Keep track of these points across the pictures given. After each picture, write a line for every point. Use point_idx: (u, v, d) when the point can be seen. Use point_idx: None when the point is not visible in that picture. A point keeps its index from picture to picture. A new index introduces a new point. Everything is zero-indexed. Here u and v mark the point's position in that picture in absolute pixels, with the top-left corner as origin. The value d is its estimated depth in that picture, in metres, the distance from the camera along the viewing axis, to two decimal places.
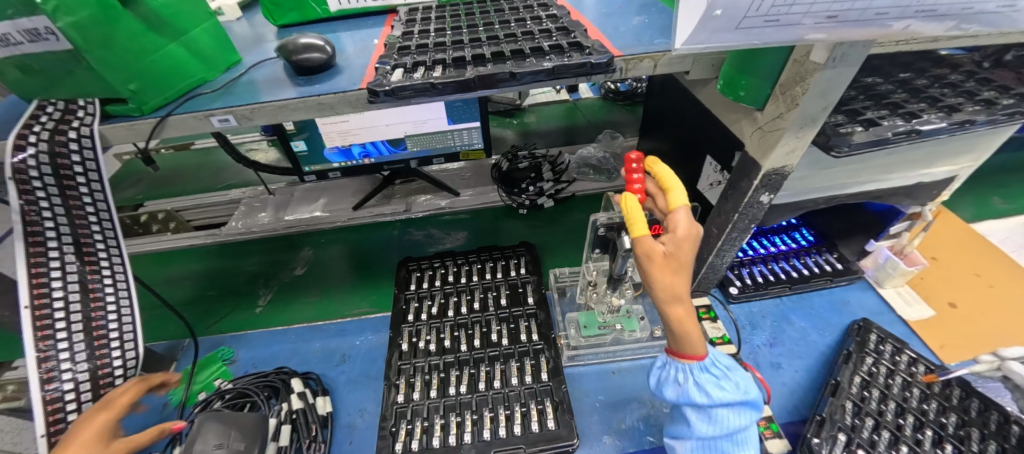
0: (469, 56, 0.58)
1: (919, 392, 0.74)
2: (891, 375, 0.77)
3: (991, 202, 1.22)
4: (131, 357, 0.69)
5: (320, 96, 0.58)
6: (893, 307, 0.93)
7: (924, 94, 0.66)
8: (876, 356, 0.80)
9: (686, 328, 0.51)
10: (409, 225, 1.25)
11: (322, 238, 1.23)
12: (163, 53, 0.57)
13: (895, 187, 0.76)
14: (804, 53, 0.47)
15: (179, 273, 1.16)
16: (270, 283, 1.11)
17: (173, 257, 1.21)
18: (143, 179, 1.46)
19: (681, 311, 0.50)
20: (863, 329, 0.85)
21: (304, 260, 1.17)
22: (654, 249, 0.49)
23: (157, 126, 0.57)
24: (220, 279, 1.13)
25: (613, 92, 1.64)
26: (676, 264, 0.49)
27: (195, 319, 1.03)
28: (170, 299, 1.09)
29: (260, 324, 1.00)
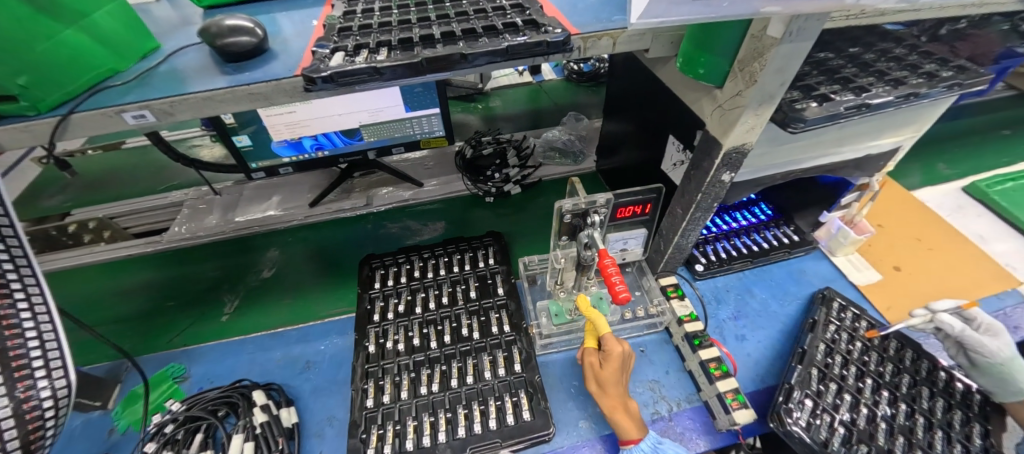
0: (417, 38, 0.53)
1: (878, 357, 0.79)
2: (851, 340, 0.81)
3: (936, 168, 1.30)
4: (61, 386, 0.62)
5: (251, 86, 0.53)
6: (845, 273, 0.97)
7: (873, 68, 0.67)
8: (838, 324, 0.84)
9: (618, 417, 0.66)
10: (384, 218, 1.20)
11: (292, 236, 1.16)
12: (59, 41, 0.49)
13: (845, 159, 0.78)
14: (761, 27, 0.46)
15: (132, 283, 1.06)
16: (236, 287, 1.04)
17: (123, 266, 1.10)
18: (71, 184, 1.31)
19: (609, 401, 0.67)
20: (827, 298, 0.88)
21: (271, 261, 1.10)
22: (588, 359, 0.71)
23: (58, 127, 0.50)
24: (180, 288, 1.04)
25: (575, 73, 1.62)
26: (601, 371, 0.68)
27: (154, 334, 0.95)
28: (120, 313, 1.00)
29: (230, 332, 0.94)
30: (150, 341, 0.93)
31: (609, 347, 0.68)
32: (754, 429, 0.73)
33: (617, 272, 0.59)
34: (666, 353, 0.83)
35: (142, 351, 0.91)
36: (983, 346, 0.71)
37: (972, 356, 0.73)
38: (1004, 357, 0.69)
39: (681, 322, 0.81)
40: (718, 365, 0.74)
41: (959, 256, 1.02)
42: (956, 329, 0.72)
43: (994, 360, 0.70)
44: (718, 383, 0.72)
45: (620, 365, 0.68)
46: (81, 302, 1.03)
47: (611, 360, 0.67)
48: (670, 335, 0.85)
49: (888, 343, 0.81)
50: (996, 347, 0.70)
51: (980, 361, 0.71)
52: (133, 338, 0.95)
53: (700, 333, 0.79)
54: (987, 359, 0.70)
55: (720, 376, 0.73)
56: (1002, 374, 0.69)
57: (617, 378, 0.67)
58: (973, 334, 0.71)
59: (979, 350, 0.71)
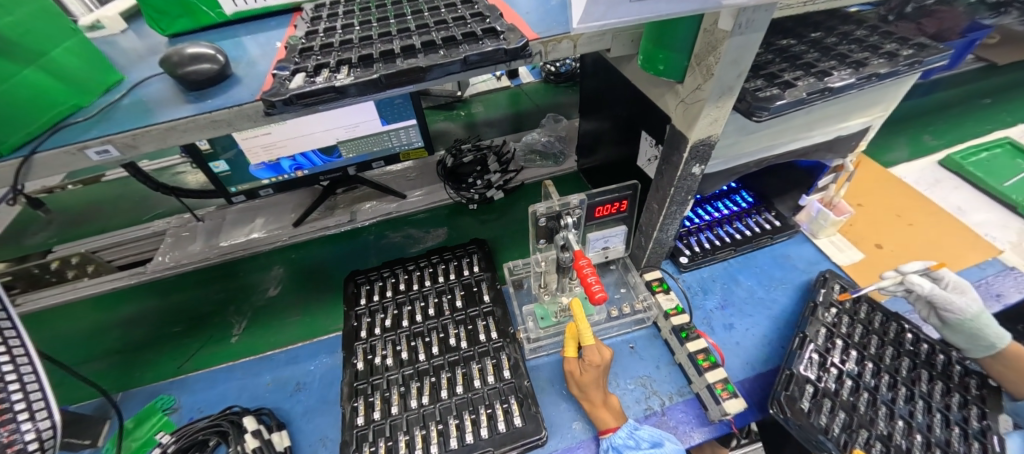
0: (377, 53, 0.53)
1: (877, 340, 0.80)
2: (852, 324, 0.82)
3: (922, 139, 1.32)
4: (47, 428, 0.60)
5: (214, 112, 0.53)
6: (828, 255, 0.98)
7: (834, 52, 0.68)
8: (837, 308, 0.84)
9: (599, 412, 0.68)
10: (386, 228, 1.20)
11: (294, 254, 1.16)
12: (15, 82, 0.49)
13: (816, 143, 0.79)
14: (713, 21, 0.46)
15: (134, 313, 1.05)
16: (242, 309, 1.03)
17: (119, 299, 1.09)
18: (54, 220, 1.30)
19: (592, 401, 0.69)
20: (823, 280, 0.89)
21: (276, 279, 1.09)
22: (571, 368, 0.70)
23: (22, 166, 0.50)
24: (184, 314, 1.03)
25: (553, 74, 1.63)
26: (584, 379, 0.69)
27: (160, 362, 0.94)
28: (117, 345, 0.99)
29: (238, 354, 0.93)
30: (156, 368, 0.92)
31: (591, 357, 0.68)
32: (747, 417, 0.73)
33: (593, 272, 0.60)
34: (656, 348, 0.83)
35: (152, 379, 0.90)
36: (950, 303, 0.72)
37: (943, 315, 0.74)
38: (972, 312, 0.71)
39: (668, 316, 0.81)
40: (706, 357, 0.74)
41: (940, 230, 1.03)
42: (926, 289, 0.73)
43: (964, 316, 0.72)
44: (708, 375, 0.72)
45: (602, 370, 0.68)
46: (77, 337, 1.02)
47: (594, 367, 0.68)
48: (659, 330, 0.85)
49: (886, 325, 0.82)
50: (963, 303, 0.72)
51: (950, 319, 0.73)
52: (144, 368, 0.93)
53: (687, 326, 0.79)
54: (956, 316, 0.72)
55: (709, 367, 0.73)
56: (972, 329, 0.71)
57: (598, 381, 0.69)
58: (941, 292, 0.72)
59: (949, 309, 0.73)
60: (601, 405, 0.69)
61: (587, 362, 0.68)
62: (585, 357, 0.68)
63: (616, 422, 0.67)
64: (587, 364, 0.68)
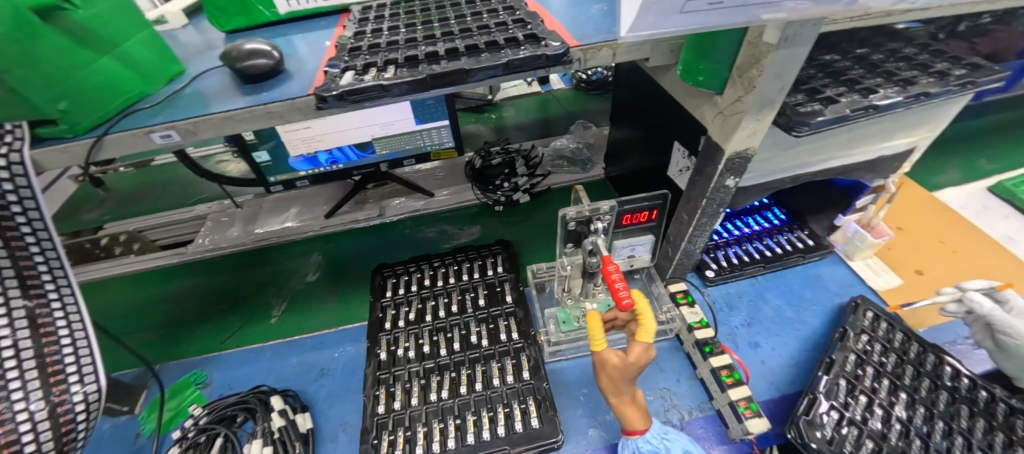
0: (422, 55, 0.56)
1: (912, 371, 0.76)
2: (885, 352, 0.79)
3: (976, 163, 1.26)
4: (93, 390, 0.65)
5: (268, 105, 0.56)
6: (863, 278, 0.95)
7: (881, 69, 0.66)
8: (870, 335, 0.82)
9: (627, 411, 0.62)
10: (421, 223, 1.23)
11: (336, 242, 1.20)
12: (92, 69, 0.53)
13: (857, 161, 0.76)
14: (757, 34, 0.46)
15: (179, 291, 1.11)
16: (282, 292, 1.07)
17: (166, 275, 1.15)
18: (107, 199, 1.38)
19: (622, 401, 0.62)
20: (857, 305, 0.86)
21: (314, 265, 1.14)
22: (606, 361, 0.58)
23: (92, 148, 0.54)
24: (228, 292, 1.09)
25: (584, 82, 1.63)
26: (621, 377, 0.58)
27: (206, 337, 0.98)
28: (165, 318, 1.04)
29: (278, 335, 0.97)
30: (202, 343, 0.97)
31: (638, 356, 0.56)
32: (769, 440, 0.72)
33: (623, 282, 0.58)
34: (677, 360, 0.82)
35: (197, 352, 0.95)
36: (1013, 327, 0.69)
37: (1000, 340, 0.71)
38: None
39: (691, 329, 0.80)
40: (729, 373, 0.73)
41: (987, 260, 0.98)
42: (986, 308, 0.71)
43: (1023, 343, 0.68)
44: (729, 391, 0.70)
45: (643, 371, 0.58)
46: (127, 308, 1.08)
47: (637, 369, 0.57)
48: (681, 343, 0.85)
49: (923, 356, 0.78)
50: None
51: (1008, 345, 0.70)
52: (189, 341, 0.98)
53: (711, 340, 0.78)
54: (1014, 341, 0.69)
55: (731, 384, 0.71)
56: None
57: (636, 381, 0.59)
58: (1003, 314, 0.69)
59: (1009, 333, 0.69)
60: (631, 405, 0.63)
61: (632, 363, 0.57)
62: (631, 357, 0.56)
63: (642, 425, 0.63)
64: (630, 363, 0.57)
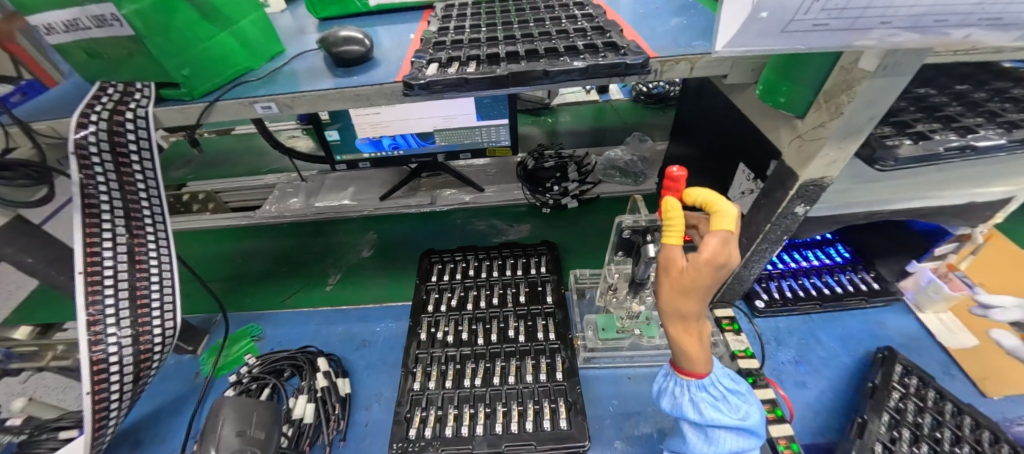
0: (502, 54, 0.58)
1: (951, 435, 0.67)
2: (920, 412, 0.70)
3: None
4: (170, 326, 0.73)
5: (358, 88, 0.60)
6: (932, 332, 0.87)
7: (983, 108, 0.62)
8: (902, 391, 0.73)
9: (687, 345, 0.48)
10: (473, 215, 1.26)
11: (392, 224, 1.26)
12: (214, 42, 0.60)
13: (944, 205, 0.71)
14: (853, 59, 0.45)
15: (255, 248, 1.21)
16: (339, 263, 1.14)
17: (242, 233, 1.26)
18: (193, 160, 1.53)
19: (683, 328, 0.48)
20: (887, 358, 0.79)
21: (370, 242, 1.20)
22: (671, 260, 0.45)
23: (205, 111, 0.61)
24: (292, 257, 1.17)
25: (644, 94, 1.61)
26: (687, 288, 0.44)
27: (269, 295, 1.07)
28: (238, 272, 1.14)
29: (329, 303, 1.03)
30: (265, 300, 1.06)
31: (715, 251, 0.42)
32: None
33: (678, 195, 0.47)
34: None
35: (260, 307, 1.03)
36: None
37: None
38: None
39: (735, 356, 0.77)
40: (772, 408, 0.70)
41: None
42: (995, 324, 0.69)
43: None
44: (771, 426, 0.68)
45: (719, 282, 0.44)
46: (206, 259, 1.18)
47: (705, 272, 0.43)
48: None
49: (960, 419, 0.69)
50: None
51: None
52: (252, 298, 1.06)
53: (755, 371, 0.75)
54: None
55: (774, 419, 0.69)
56: None
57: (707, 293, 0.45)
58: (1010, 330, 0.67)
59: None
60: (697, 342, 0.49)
61: (704, 263, 0.42)
62: (704, 250, 0.42)
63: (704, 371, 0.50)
64: (702, 266, 0.42)
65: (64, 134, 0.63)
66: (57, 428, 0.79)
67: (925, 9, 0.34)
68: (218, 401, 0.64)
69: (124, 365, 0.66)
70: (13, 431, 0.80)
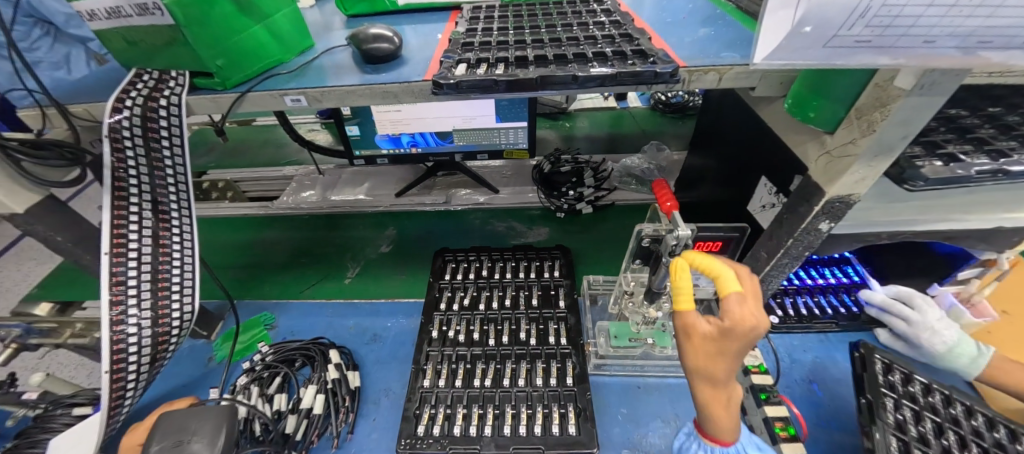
0: (530, 57, 0.58)
1: (949, 434, 0.63)
2: (918, 420, 0.64)
3: None
4: (188, 311, 0.74)
5: (386, 85, 0.61)
6: None
7: (1016, 132, 0.59)
8: (894, 395, 0.67)
9: (715, 414, 0.51)
10: (492, 216, 1.26)
11: (410, 221, 1.27)
12: (248, 34, 0.61)
13: (972, 228, 0.69)
14: (888, 77, 0.44)
15: (274, 239, 1.23)
16: (357, 257, 1.15)
17: (262, 224, 1.28)
18: (216, 148, 1.55)
19: (711, 395, 0.50)
20: (865, 359, 0.71)
21: (389, 238, 1.21)
22: (693, 327, 0.49)
23: (236, 101, 0.62)
24: (313, 250, 1.18)
25: (663, 103, 1.61)
26: (717, 351, 0.47)
27: (289, 286, 1.08)
28: (265, 261, 1.16)
29: (351, 294, 1.05)
30: (284, 290, 1.07)
31: (737, 314, 0.46)
32: None
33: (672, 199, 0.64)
34: None
35: (280, 296, 1.05)
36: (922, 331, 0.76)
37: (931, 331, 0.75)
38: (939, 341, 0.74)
39: (748, 372, 0.76)
40: (784, 427, 0.69)
41: None
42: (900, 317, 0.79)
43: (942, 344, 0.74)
44: (782, 444, 0.66)
45: (748, 344, 0.46)
46: (230, 247, 1.20)
47: (738, 334, 0.45)
48: None
49: (947, 408, 0.66)
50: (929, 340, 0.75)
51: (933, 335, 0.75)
52: (268, 287, 1.08)
53: (768, 388, 0.74)
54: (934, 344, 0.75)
55: (785, 437, 0.67)
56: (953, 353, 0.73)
57: (739, 358, 0.48)
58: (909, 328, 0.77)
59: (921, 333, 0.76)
60: (726, 411, 0.51)
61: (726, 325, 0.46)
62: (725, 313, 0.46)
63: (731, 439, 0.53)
64: (726, 327, 0.46)
65: (99, 117, 0.65)
66: (72, 404, 0.81)
67: (971, 30, 0.33)
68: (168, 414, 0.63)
69: (142, 346, 0.67)
70: (32, 404, 0.82)
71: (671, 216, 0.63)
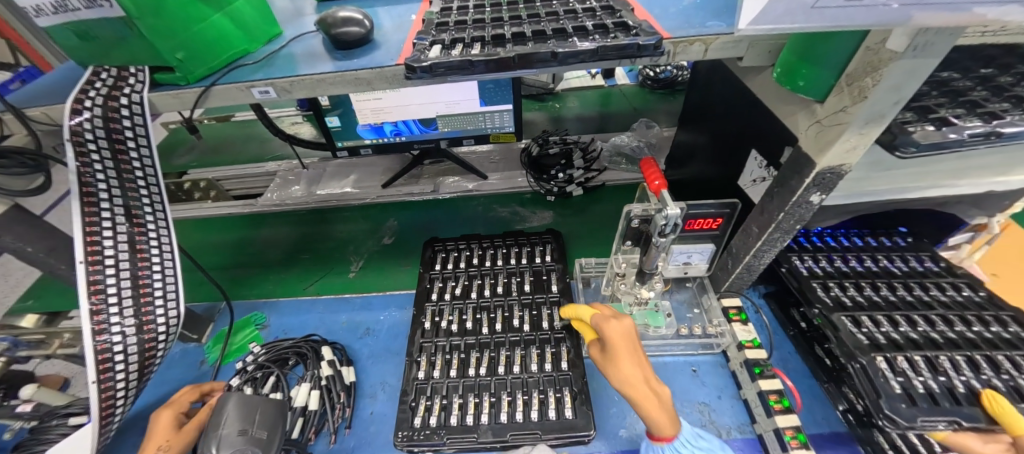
0: (508, 35, 0.56)
1: (840, 259, 0.83)
2: (818, 260, 0.82)
3: None
4: (173, 316, 0.72)
5: (358, 71, 0.58)
6: None
7: (1008, 93, 0.58)
8: (798, 254, 0.83)
9: (645, 409, 0.60)
10: (493, 202, 1.24)
11: (407, 211, 1.25)
12: (208, 23, 0.57)
13: (963, 193, 0.68)
14: (880, 39, 0.42)
15: (271, 236, 1.20)
16: (360, 250, 1.13)
17: (261, 221, 1.25)
18: (195, 147, 1.51)
19: (635, 391, 0.61)
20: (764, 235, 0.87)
21: (391, 230, 1.19)
22: (596, 351, 0.68)
23: (201, 96, 0.59)
24: (311, 245, 1.16)
25: (651, 79, 1.57)
26: (613, 353, 0.64)
27: (292, 282, 1.06)
28: (261, 259, 1.13)
29: (358, 288, 1.03)
30: (280, 287, 1.05)
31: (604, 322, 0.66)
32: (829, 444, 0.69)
33: (661, 182, 0.62)
34: (720, 377, 0.79)
35: (276, 294, 1.03)
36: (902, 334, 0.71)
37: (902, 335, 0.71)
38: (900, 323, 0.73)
39: (742, 347, 0.77)
40: (779, 399, 0.69)
41: None
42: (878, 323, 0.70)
43: None
44: (777, 418, 0.67)
45: (626, 340, 0.65)
46: (228, 245, 1.18)
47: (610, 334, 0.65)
48: (727, 360, 0.81)
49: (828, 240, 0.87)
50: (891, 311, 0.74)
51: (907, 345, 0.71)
52: (258, 285, 1.06)
53: (762, 362, 0.74)
54: None
55: (780, 410, 0.68)
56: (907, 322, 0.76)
57: (630, 353, 0.64)
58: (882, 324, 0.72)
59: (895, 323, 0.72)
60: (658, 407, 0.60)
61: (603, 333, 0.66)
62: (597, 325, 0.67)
63: (675, 432, 0.60)
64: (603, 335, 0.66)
65: (59, 120, 0.62)
66: (67, 414, 0.79)
67: None
68: (221, 398, 0.63)
69: (128, 354, 0.65)
70: (26, 418, 0.81)
71: (660, 195, 0.61)
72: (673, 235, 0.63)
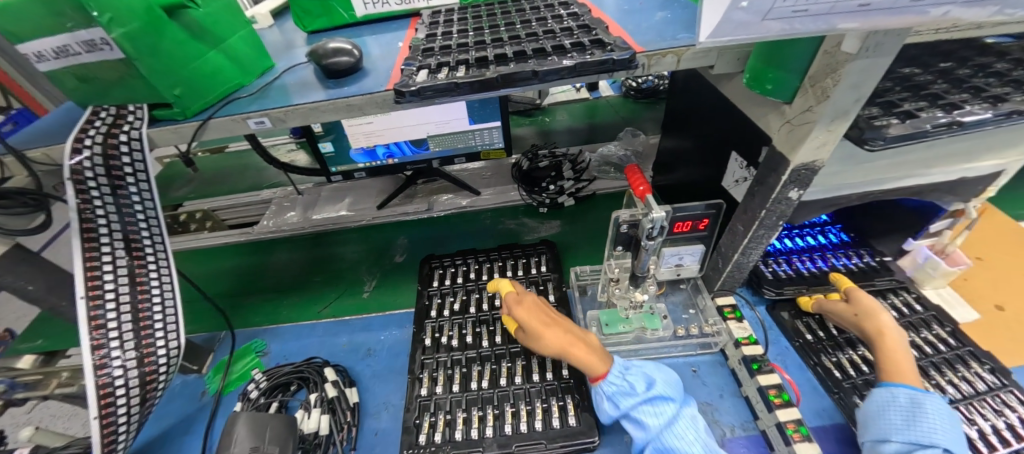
0: (491, 57, 0.59)
1: None
2: None
3: None
4: (174, 346, 0.73)
5: (350, 98, 0.61)
6: (945, 308, 0.87)
7: (968, 84, 0.61)
8: None
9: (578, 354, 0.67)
10: (502, 215, 1.26)
11: (405, 230, 1.27)
12: (202, 60, 0.60)
13: (936, 182, 0.71)
14: (835, 43, 0.45)
15: (282, 261, 1.22)
16: (372, 270, 1.15)
17: (271, 246, 1.27)
18: (192, 179, 1.52)
19: (563, 341, 0.68)
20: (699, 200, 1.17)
21: (401, 248, 1.21)
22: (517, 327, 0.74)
23: (199, 129, 0.62)
24: (321, 267, 1.18)
25: (634, 89, 1.62)
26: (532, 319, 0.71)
27: (304, 306, 1.07)
28: (275, 284, 1.14)
29: (370, 309, 1.04)
30: (291, 311, 1.06)
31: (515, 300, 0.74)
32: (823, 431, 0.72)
33: (646, 188, 0.65)
34: (720, 376, 0.80)
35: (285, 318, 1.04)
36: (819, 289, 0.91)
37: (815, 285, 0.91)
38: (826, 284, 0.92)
39: (738, 344, 0.78)
40: (778, 393, 0.70)
41: None
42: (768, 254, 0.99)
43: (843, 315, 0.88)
44: (777, 412, 0.68)
45: (535, 307, 0.73)
46: (241, 273, 1.19)
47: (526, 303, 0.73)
48: (725, 358, 0.82)
49: None
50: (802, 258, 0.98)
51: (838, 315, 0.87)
52: (257, 313, 1.06)
53: (759, 358, 0.75)
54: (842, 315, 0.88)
55: (780, 404, 0.68)
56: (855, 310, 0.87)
57: (542, 314, 0.72)
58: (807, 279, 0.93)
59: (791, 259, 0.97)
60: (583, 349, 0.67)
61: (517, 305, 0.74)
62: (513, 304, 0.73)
63: (607, 367, 0.66)
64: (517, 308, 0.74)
65: (59, 160, 0.64)
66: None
67: None
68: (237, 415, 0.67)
69: (130, 387, 0.66)
70: None
71: (645, 200, 0.64)
72: (661, 237, 0.66)
